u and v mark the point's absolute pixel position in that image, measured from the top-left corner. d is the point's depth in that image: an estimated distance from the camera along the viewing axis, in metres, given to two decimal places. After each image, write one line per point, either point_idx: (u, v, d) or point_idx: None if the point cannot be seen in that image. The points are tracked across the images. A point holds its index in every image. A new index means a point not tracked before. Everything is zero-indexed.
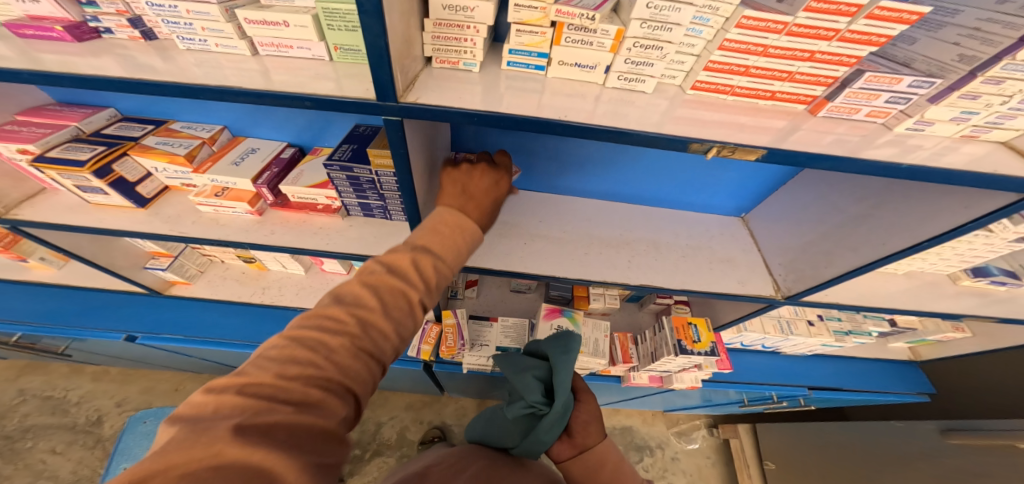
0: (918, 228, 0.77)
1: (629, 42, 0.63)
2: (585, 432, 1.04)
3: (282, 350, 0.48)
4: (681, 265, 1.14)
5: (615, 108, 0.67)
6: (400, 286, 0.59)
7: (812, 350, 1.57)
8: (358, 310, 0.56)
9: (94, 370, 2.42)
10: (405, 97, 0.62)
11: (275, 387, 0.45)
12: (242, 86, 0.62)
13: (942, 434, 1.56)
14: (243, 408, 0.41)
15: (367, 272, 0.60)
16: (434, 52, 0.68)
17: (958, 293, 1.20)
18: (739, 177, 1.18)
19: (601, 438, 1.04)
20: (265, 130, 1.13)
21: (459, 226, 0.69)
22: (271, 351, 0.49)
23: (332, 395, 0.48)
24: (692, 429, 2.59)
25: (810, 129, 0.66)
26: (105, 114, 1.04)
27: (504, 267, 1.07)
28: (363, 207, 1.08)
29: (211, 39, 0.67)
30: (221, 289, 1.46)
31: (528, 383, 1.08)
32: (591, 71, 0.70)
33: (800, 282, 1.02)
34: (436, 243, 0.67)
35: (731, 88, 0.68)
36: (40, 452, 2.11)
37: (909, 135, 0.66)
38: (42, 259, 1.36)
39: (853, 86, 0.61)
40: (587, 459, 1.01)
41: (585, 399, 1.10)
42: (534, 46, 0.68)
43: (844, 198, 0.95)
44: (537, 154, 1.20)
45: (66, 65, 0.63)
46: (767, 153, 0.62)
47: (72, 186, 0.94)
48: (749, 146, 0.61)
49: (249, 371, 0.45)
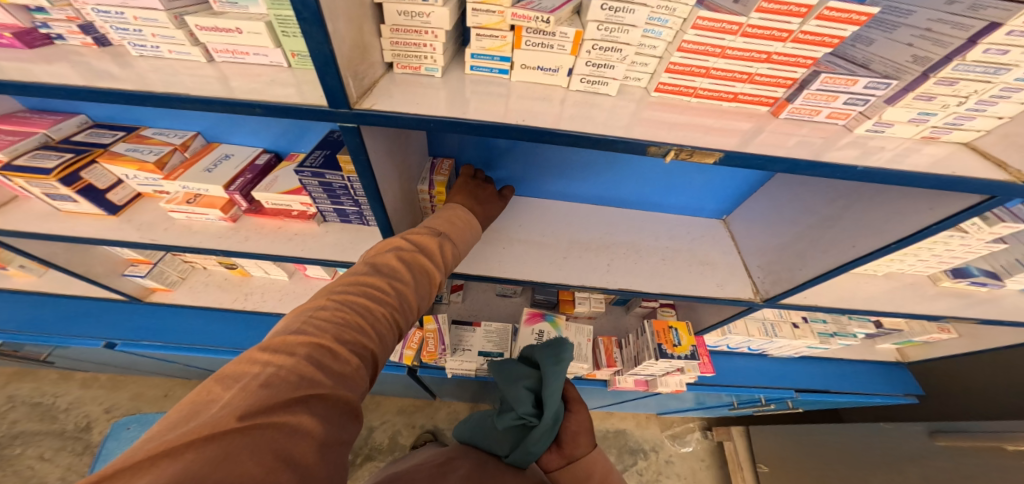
0: (886, 230, 0.77)
1: (588, 45, 0.62)
2: (573, 443, 1.00)
3: (331, 314, 0.52)
4: (659, 268, 1.13)
5: (581, 111, 0.67)
6: (427, 264, 0.67)
7: (799, 352, 1.56)
8: (394, 283, 0.61)
9: (84, 376, 2.40)
10: (360, 103, 0.61)
11: (325, 349, 0.48)
12: (195, 93, 0.61)
13: (931, 436, 1.55)
14: (294, 371, 0.44)
15: (399, 248, 0.66)
16: (393, 57, 0.68)
17: (938, 294, 1.19)
18: (718, 179, 1.17)
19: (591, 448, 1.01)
20: (240, 136, 1.13)
21: (467, 222, 0.85)
22: (320, 315, 0.51)
23: (365, 365, 0.52)
24: (686, 431, 2.57)
25: (773, 131, 0.66)
26: (76, 121, 1.04)
27: (481, 272, 1.06)
28: (338, 214, 1.08)
29: (164, 46, 0.67)
30: (203, 295, 1.45)
31: (520, 394, 1.09)
32: (554, 73, 0.69)
33: (777, 284, 1.02)
34: (452, 233, 0.79)
35: (693, 90, 0.67)
36: (28, 458, 2.08)
37: (870, 136, 0.65)
38: (21, 266, 1.35)
39: (811, 87, 0.60)
40: (577, 470, 0.98)
41: (576, 410, 1.06)
42: (495, 49, 0.67)
43: (816, 199, 0.94)
44: (516, 158, 1.19)
45: (18, 72, 0.62)
46: (724, 157, 0.61)
47: (41, 193, 0.93)
48: (707, 148, 0.60)
49: (305, 332, 0.48)
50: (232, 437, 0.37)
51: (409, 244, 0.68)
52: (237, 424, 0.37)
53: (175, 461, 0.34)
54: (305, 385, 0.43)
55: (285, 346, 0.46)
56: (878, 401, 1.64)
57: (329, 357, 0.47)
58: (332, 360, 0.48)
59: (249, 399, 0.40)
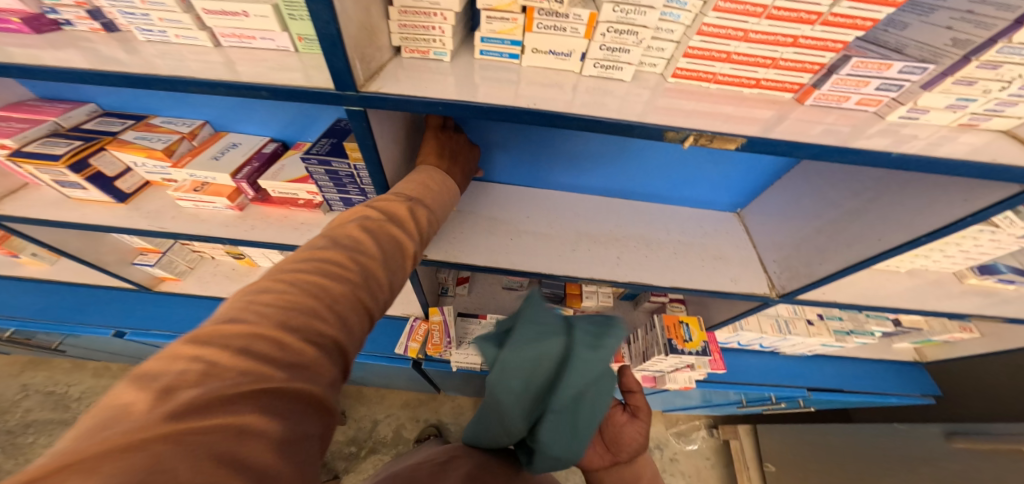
0: (915, 223, 0.73)
1: (602, 27, 0.59)
2: (628, 449, 0.96)
3: (277, 296, 0.43)
4: (670, 262, 1.10)
5: (591, 98, 0.64)
6: (398, 235, 0.60)
7: (812, 350, 1.53)
8: (357, 256, 0.53)
9: (96, 365, 2.45)
10: (367, 86, 0.59)
11: (270, 338, 0.39)
12: (201, 76, 0.60)
13: (947, 438, 1.51)
14: (231, 366, 0.34)
15: (364, 218, 0.59)
16: (402, 41, 0.66)
17: (963, 291, 1.15)
18: (734, 171, 1.13)
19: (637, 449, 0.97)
20: (247, 125, 1.12)
21: (441, 183, 0.78)
22: (265, 297, 0.43)
23: (325, 354, 0.42)
24: (691, 429, 2.54)
25: (798, 118, 0.63)
26: (87, 110, 1.04)
27: (488, 264, 1.04)
28: (344, 203, 1.06)
29: (170, 30, 0.66)
30: (211, 285, 1.46)
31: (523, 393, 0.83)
32: (566, 58, 0.66)
33: (794, 280, 0.98)
34: (425, 197, 0.72)
35: (712, 75, 0.63)
36: (41, 447, 2.14)
37: (903, 124, 0.62)
38: (34, 255, 1.37)
39: (840, 72, 0.56)
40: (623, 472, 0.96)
41: (639, 418, 0.98)
42: (505, 33, 0.65)
43: (839, 191, 0.91)
44: (525, 147, 1.16)
45: (28, 57, 0.62)
46: (746, 142, 0.58)
47: (52, 181, 0.93)
48: (726, 133, 0.58)
49: (244, 319, 0.39)
50: (148, 449, 0.27)
51: (376, 212, 0.61)
52: (159, 430, 0.27)
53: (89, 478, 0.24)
54: (247, 379, 0.34)
55: (219, 337, 0.36)
56: (891, 400, 1.60)
57: (281, 346, 0.39)
58: (268, 347, 0.38)
59: (180, 398, 0.30)
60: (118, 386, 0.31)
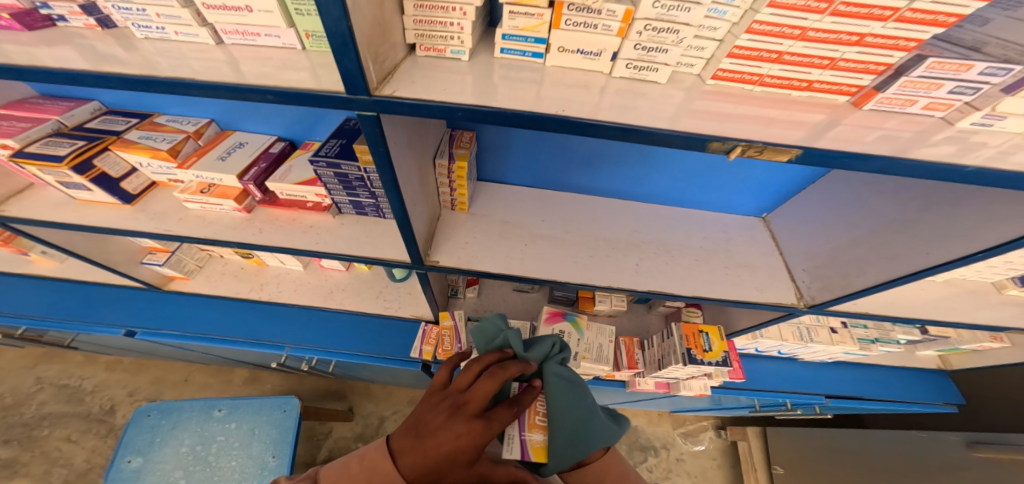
0: (972, 238, 0.68)
1: (639, 25, 0.54)
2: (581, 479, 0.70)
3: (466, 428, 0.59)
4: (693, 270, 1.05)
5: (622, 100, 0.59)
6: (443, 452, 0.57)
7: (834, 357, 1.49)
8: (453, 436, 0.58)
9: (108, 359, 2.48)
10: (380, 89, 0.55)
11: (471, 408, 0.61)
12: (202, 78, 0.56)
13: (968, 447, 1.45)
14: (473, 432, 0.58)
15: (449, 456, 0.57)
16: (417, 38, 0.62)
17: (1002, 303, 1.08)
18: (764, 175, 1.08)
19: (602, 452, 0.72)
20: (253, 123, 1.08)
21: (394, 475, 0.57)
22: (456, 428, 0.58)
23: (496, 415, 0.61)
24: (699, 430, 2.50)
25: (854, 123, 0.58)
26: (90, 108, 1.01)
27: (502, 270, 0.99)
28: (354, 205, 1.02)
29: (169, 27, 0.62)
30: (220, 284, 1.43)
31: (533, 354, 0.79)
32: (596, 57, 0.61)
33: (826, 291, 0.93)
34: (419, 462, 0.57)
35: (759, 77, 0.58)
36: (56, 440, 2.19)
37: (973, 131, 0.57)
38: (43, 252, 1.36)
39: (910, 74, 0.52)
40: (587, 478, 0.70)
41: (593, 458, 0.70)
42: (530, 30, 0.60)
43: (882, 200, 0.86)
44: (542, 147, 1.11)
45: (21, 57, 0.58)
46: (799, 153, 0.53)
47: (55, 182, 0.90)
48: (779, 144, 0.54)
49: (466, 425, 0.59)
50: (472, 423, 0.59)
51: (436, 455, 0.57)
52: (471, 429, 0.59)
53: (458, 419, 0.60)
54: (471, 413, 0.60)
55: (475, 423, 0.59)
56: (913, 408, 1.58)
57: (478, 405, 0.61)
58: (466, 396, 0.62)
59: (475, 404, 0.61)
60: (468, 421, 0.59)
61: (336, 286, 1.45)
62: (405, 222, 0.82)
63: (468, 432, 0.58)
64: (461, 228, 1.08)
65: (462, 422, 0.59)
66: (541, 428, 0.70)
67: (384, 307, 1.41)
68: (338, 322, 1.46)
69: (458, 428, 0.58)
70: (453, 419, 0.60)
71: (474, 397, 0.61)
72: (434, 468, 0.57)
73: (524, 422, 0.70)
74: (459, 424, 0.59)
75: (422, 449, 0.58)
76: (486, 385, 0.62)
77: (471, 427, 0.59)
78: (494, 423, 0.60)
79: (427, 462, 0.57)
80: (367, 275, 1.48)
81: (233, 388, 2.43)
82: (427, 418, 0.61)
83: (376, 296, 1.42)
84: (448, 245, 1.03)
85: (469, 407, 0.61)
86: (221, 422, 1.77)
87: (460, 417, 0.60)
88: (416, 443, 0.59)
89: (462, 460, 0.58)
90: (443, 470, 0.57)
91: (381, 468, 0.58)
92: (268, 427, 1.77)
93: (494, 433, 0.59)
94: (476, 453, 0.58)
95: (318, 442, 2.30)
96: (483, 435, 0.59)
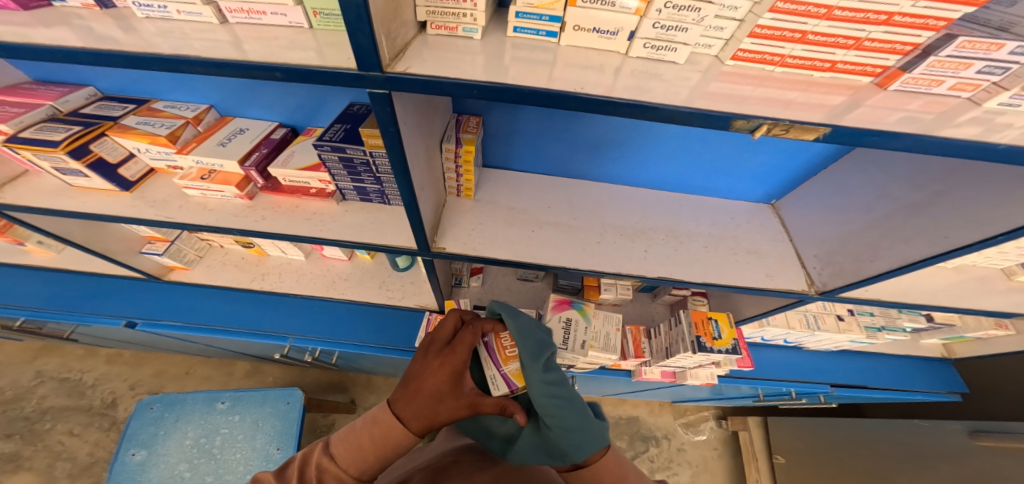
0: (990, 222, 0.67)
1: (660, 2, 0.52)
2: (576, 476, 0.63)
3: (441, 358, 0.68)
4: (702, 256, 1.03)
5: (640, 81, 0.57)
6: (431, 387, 0.64)
7: (838, 346, 1.49)
8: (432, 368, 0.66)
9: (108, 352, 2.46)
10: (392, 66, 0.54)
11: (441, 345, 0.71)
12: (206, 56, 0.54)
13: (970, 436, 1.45)
14: (448, 359, 0.67)
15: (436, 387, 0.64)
16: (428, 16, 0.60)
17: (1010, 289, 1.08)
18: (774, 160, 1.06)
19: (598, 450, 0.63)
20: (253, 109, 1.06)
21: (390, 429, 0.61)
22: (434, 362, 0.68)
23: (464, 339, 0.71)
24: (700, 420, 2.51)
25: (875, 104, 0.56)
26: (84, 93, 0.99)
27: (509, 257, 0.98)
28: (359, 191, 1.00)
29: (171, 5, 0.60)
30: (221, 275, 1.41)
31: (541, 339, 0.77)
32: (612, 37, 0.59)
33: (837, 278, 0.93)
34: (415, 409, 0.62)
35: (781, 58, 0.57)
36: (58, 434, 2.18)
37: (999, 112, 0.56)
38: (39, 243, 1.34)
39: (939, 53, 0.50)
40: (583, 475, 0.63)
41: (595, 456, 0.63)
42: (545, 7, 0.57)
43: (896, 184, 0.85)
44: (548, 133, 1.09)
45: (16, 36, 0.56)
46: (828, 131, 0.52)
47: (51, 168, 0.88)
48: (805, 122, 0.52)
49: (441, 354, 0.69)
50: (444, 354, 0.68)
51: (426, 393, 0.64)
52: (445, 357, 0.68)
53: (432, 356, 0.69)
54: (443, 348, 0.70)
55: (448, 352, 0.69)
56: (917, 398, 1.57)
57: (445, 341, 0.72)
58: (435, 338, 0.73)
59: (441, 338, 0.73)
60: (441, 352, 0.69)
61: (339, 276, 1.43)
62: (413, 207, 0.81)
63: (441, 359, 0.67)
64: (467, 215, 1.06)
65: (433, 357, 0.68)
66: (514, 358, 0.75)
67: (388, 297, 1.40)
68: (342, 312, 1.45)
69: (435, 362, 0.67)
70: (427, 359, 0.68)
71: (442, 336, 0.73)
72: (426, 405, 0.63)
73: (497, 358, 0.75)
74: (433, 359, 0.68)
75: (411, 394, 0.64)
76: (450, 328, 0.75)
77: (446, 358, 0.67)
78: (458, 347, 0.69)
79: (420, 401, 0.63)
80: (371, 266, 1.46)
81: (235, 381, 2.42)
82: (409, 373, 0.67)
83: (379, 286, 1.41)
84: (454, 232, 1.02)
85: (438, 345, 0.71)
86: (224, 414, 1.77)
87: (432, 355, 0.69)
88: (404, 394, 0.64)
89: (448, 386, 0.65)
90: (436, 403, 0.63)
91: (381, 420, 0.62)
92: (271, 418, 1.77)
93: (461, 352, 0.68)
94: (458, 376, 0.66)
95: (321, 434, 2.30)
96: (457, 358, 0.67)
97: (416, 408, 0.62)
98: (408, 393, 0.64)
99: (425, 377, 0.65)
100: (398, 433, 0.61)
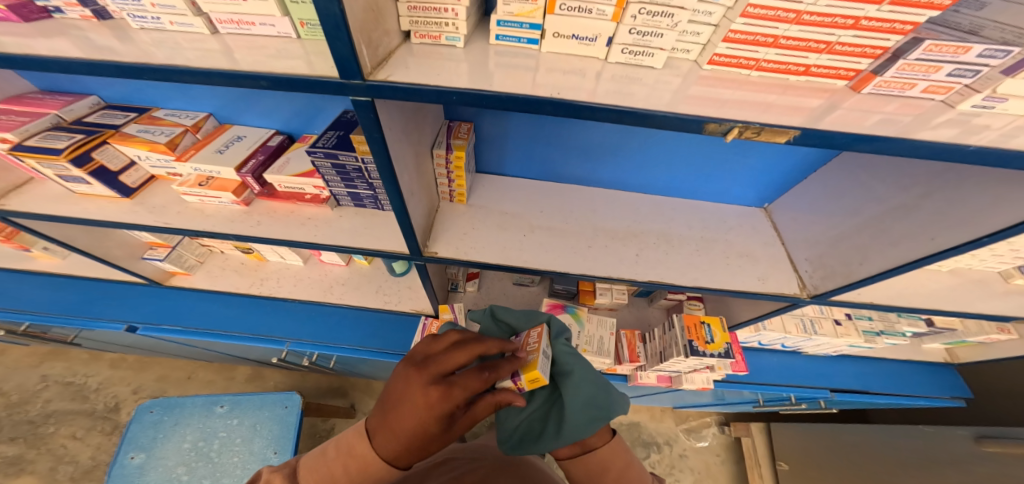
0: (977, 223, 0.66)
1: (634, 8, 0.54)
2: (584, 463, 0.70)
3: (428, 398, 0.56)
4: (692, 259, 1.03)
5: (619, 86, 0.58)
6: (411, 429, 0.56)
7: (837, 350, 1.48)
8: (416, 408, 0.56)
9: (112, 356, 2.50)
10: (374, 74, 0.55)
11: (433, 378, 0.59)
12: (195, 65, 0.56)
13: (975, 441, 1.42)
14: (435, 403, 0.56)
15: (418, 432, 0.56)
16: (411, 25, 0.61)
17: (1008, 292, 1.06)
18: (763, 164, 1.07)
19: (608, 436, 0.71)
20: (250, 117, 1.08)
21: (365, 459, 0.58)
22: (418, 399, 0.57)
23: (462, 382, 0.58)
24: (702, 426, 2.48)
25: (852, 107, 0.56)
26: (88, 102, 1.02)
27: (499, 261, 0.99)
28: (353, 197, 1.02)
29: (165, 17, 0.62)
30: (221, 279, 1.43)
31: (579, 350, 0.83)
32: (591, 43, 0.61)
33: (829, 280, 0.92)
34: (390, 442, 0.57)
35: (756, 62, 0.58)
36: (61, 437, 2.21)
37: (974, 113, 0.55)
38: (45, 248, 1.37)
39: (908, 57, 0.51)
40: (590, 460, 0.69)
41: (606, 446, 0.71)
42: (524, 15, 0.59)
43: (885, 186, 0.85)
44: (539, 138, 1.11)
45: (18, 47, 0.59)
46: (799, 134, 0.53)
47: (54, 175, 0.91)
48: (777, 125, 0.53)
49: (429, 392, 0.57)
50: (431, 391, 0.57)
51: (405, 433, 0.57)
52: (433, 399, 0.56)
53: (419, 385, 0.58)
54: (435, 383, 0.58)
55: (439, 396, 0.57)
56: (920, 402, 1.57)
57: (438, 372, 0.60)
58: (429, 364, 0.60)
59: (437, 367, 0.60)
60: (430, 389, 0.57)
61: (336, 281, 1.45)
62: (402, 213, 0.82)
63: (428, 401, 0.56)
64: (460, 219, 1.08)
65: (420, 391, 0.57)
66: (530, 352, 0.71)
67: (383, 301, 1.40)
68: (339, 316, 1.47)
69: (420, 400, 0.57)
70: (412, 388, 0.58)
71: (436, 364, 0.60)
72: (404, 444, 0.57)
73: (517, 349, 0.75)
74: (418, 394, 0.57)
75: (389, 427, 0.57)
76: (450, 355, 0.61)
77: (432, 396, 0.56)
78: (454, 390, 0.57)
79: (397, 439, 0.57)
80: (368, 270, 1.48)
81: (236, 385, 2.44)
82: (391, 395, 0.60)
83: (375, 291, 1.42)
84: (446, 236, 1.03)
85: (430, 372, 0.59)
86: (222, 418, 1.78)
87: (420, 384, 0.58)
88: (383, 421, 0.58)
89: (431, 431, 0.56)
90: (413, 442, 0.57)
91: (357, 452, 0.58)
92: (269, 422, 1.77)
93: (457, 397, 0.57)
94: (445, 421, 0.57)
95: (321, 439, 2.31)
96: (447, 404, 0.56)
97: (391, 444, 0.57)
98: (387, 425, 0.58)
99: (406, 417, 0.56)
100: (375, 468, 0.58)
